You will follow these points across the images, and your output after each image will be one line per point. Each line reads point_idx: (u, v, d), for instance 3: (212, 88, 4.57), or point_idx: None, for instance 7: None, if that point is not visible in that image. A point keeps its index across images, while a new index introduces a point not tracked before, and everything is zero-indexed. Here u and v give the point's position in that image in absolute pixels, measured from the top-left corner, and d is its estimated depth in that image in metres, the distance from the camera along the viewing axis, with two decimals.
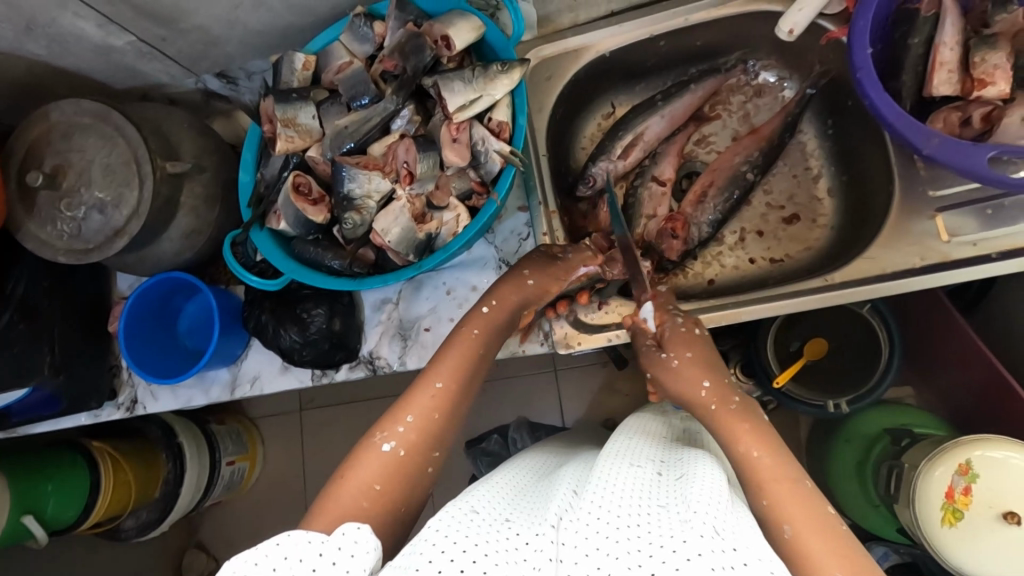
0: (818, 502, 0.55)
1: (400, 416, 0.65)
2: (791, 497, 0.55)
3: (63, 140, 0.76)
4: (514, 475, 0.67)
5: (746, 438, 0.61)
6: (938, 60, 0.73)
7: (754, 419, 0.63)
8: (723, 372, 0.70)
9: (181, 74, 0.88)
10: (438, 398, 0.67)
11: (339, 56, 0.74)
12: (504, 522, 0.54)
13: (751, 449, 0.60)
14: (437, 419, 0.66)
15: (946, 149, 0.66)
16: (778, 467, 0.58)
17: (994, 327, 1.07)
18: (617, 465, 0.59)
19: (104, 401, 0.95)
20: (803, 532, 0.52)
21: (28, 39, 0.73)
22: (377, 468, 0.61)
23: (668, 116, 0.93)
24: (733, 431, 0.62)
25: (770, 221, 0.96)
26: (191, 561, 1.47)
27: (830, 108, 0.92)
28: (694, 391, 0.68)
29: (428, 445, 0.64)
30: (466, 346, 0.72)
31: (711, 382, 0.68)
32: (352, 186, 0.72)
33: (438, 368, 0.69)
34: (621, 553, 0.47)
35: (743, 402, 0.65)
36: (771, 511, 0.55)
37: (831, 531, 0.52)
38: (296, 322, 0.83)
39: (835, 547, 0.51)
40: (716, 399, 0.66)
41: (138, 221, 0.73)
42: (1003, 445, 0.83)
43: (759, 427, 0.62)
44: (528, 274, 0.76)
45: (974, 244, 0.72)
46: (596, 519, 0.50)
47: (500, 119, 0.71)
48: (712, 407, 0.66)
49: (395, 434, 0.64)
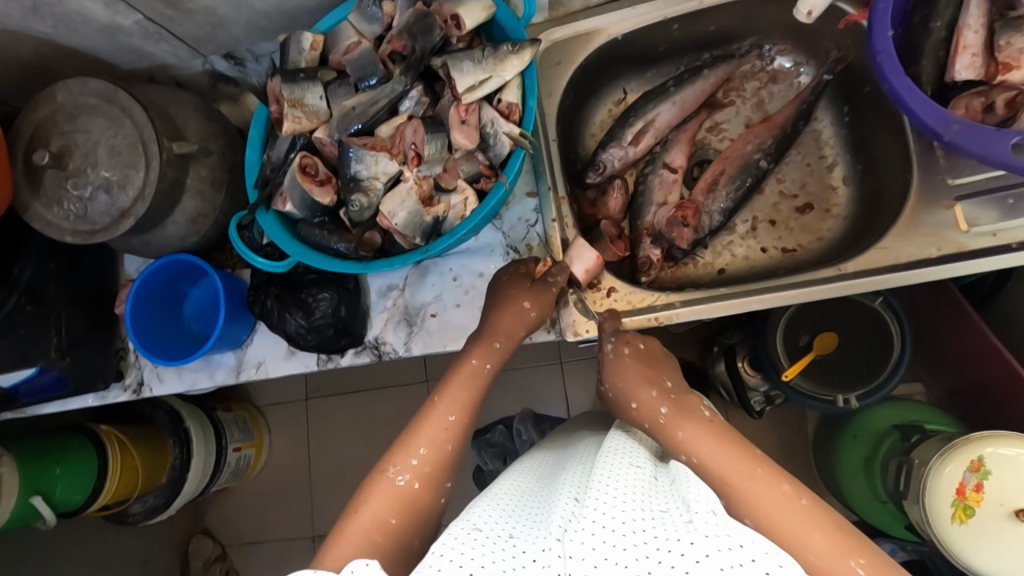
0: (775, 483, 0.56)
1: (412, 449, 0.64)
2: (750, 488, 0.56)
3: (69, 121, 0.76)
4: (514, 485, 0.66)
5: (686, 446, 0.62)
6: (961, 44, 0.71)
7: (690, 420, 0.64)
8: (649, 389, 0.69)
9: (189, 56, 0.87)
10: (450, 430, 0.66)
11: (348, 36, 0.72)
12: (509, 539, 0.53)
13: (694, 455, 0.61)
14: (450, 450, 0.65)
15: (967, 135, 0.64)
16: (728, 462, 0.59)
17: (1009, 321, 1.05)
18: (616, 469, 0.58)
19: (110, 384, 0.94)
20: (766, 525, 0.54)
21: (35, 18, 0.73)
22: (391, 500, 0.60)
23: (680, 102, 0.92)
24: (674, 440, 0.63)
25: (782, 211, 0.94)
26: (198, 546, 1.47)
27: (846, 95, 0.90)
28: (629, 413, 0.70)
29: (441, 478, 0.64)
30: (475, 380, 0.71)
31: (640, 400, 0.69)
32: (359, 168, 0.71)
33: (452, 399, 0.69)
34: (629, 561, 0.46)
35: (674, 408, 0.66)
36: (734, 511, 0.56)
37: (790, 514, 0.53)
38: (302, 307, 0.82)
39: (802, 521, 0.53)
40: (647, 416, 0.67)
41: (145, 202, 0.73)
42: (1015, 442, 0.82)
43: (696, 429, 0.63)
44: (527, 303, 0.74)
45: (994, 235, 0.71)
46: (601, 528, 0.49)
47: (509, 101, 0.71)
48: (646, 426, 0.67)
49: (408, 466, 0.63)
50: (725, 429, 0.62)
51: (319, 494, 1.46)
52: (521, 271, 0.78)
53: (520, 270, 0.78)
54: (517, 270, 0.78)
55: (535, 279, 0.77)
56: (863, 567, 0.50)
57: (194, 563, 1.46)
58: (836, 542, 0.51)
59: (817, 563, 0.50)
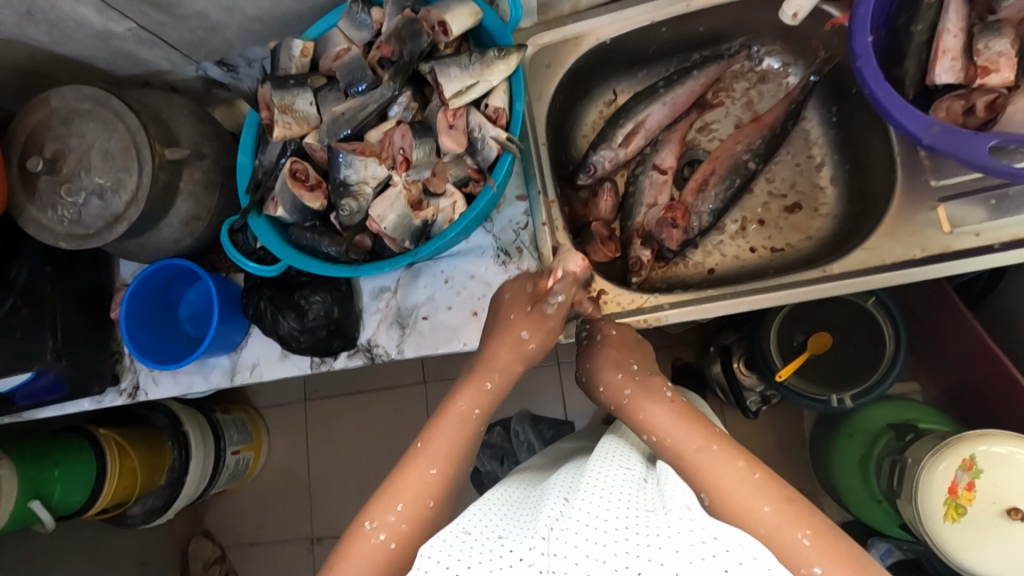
0: (730, 458, 0.57)
1: (391, 503, 0.62)
2: (704, 463, 0.58)
3: (63, 126, 0.77)
4: (508, 490, 0.67)
5: (645, 423, 0.64)
6: (940, 48, 0.70)
7: (655, 399, 0.65)
8: (614, 371, 0.70)
9: (182, 61, 0.88)
10: (432, 484, 0.64)
11: (337, 42, 0.73)
12: (497, 539, 0.54)
13: (654, 435, 0.62)
14: (432, 506, 0.63)
15: (947, 137, 0.64)
16: (683, 441, 0.60)
17: (1001, 319, 1.06)
18: (605, 469, 0.59)
19: (107, 386, 0.95)
20: (719, 499, 0.55)
21: (29, 25, 0.74)
22: (368, 562, 0.59)
23: (670, 104, 0.92)
24: (637, 420, 0.65)
25: (772, 211, 0.95)
26: (198, 548, 1.48)
27: (834, 95, 0.91)
28: (598, 395, 0.72)
29: (422, 534, 0.62)
30: (464, 426, 0.68)
31: (607, 383, 0.71)
32: (349, 172, 0.72)
33: (436, 451, 0.66)
34: (608, 556, 0.47)
35: (638, 388, 0.67)
36: (692, 484, 0.58)
37: (741, 488, 0.54)
38: (294, 309, 0.83)
39: (752, 493, 0.54)
40: (613, 398, 0.69)
41: (138, 207, 0.73)
42: (1009, 441, 0.82)
43: (657, 408, 0.64)
44: (525, 333, 0.73)
45: (978, 234, 0.71)
46: (584, 526, 0.50)
47: (496, 106, 0.71)
48: (612, 407, 0.69)
49: (387, 523, 0.61)
50: (683, 405, 0.64)
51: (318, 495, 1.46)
52: (526, 291, 0.75)
53: (524, 290, 0.76)
54: (522, 288, 0.75)
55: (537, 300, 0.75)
56: (810, 538, 0.50)
57: (194, 565, 1.47)
58: (786, 515, 0.52)
59: (765, 537, 0.52)
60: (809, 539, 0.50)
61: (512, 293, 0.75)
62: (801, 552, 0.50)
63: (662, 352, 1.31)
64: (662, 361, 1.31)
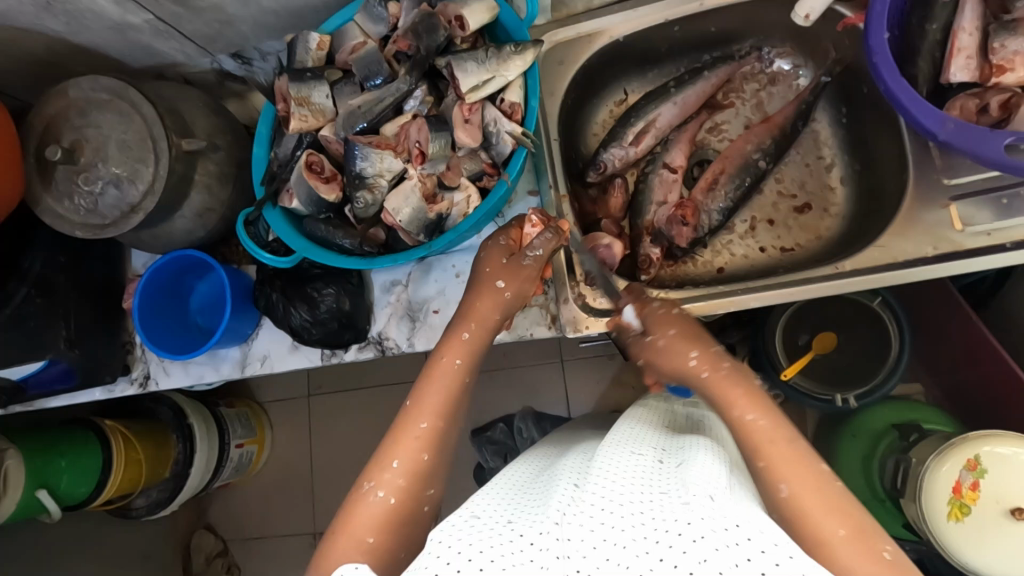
0: (812, 460, 0.55)
1: (386, 462, 0.62)
2: (786, 455, 0.55)
3: (81, 116, 0.77)
4: (514, 475, 0.67)
5: (741, 403, 0.60)
6: (956, 46, 0.71)
7: (747, 382, 0.62)
8: (688, 352, 0.67)
9: (197, 54, 0.89)
10: (424, 438, 0.63)
11: (354, 36, 0.74)
12: (506, 523, 0.53)
13: (746, 413, 0.59)
14: (427, 459, 0.62)
15: (962, 135, 0.64)
16: (774, 428, 0.57)
17: (1007, 323, 1.06)
18: (617, 455, 0.59)
19: (117, 376, 0.96)
20: (801, 491, 0.52)
21: (48, 16, 0.74)
22: (369, 520, 0.58)
23: (681, 103, 0.93)
24: (728, 395, 0.61)
25: (781, 210, 0.95)
26: (200, 541, 1.48)
27: (844, 97, 0.91)
28: (680, 364, 0.66)
29: (421, 487, 0.61)
30: (449, 378, 0.67)
31: (698, 353, 0.66)
32: (364, 165, 0.72)
33: (424, 404, 0.65)
34: (628, 541, 0.47)
35: (736, 367, 0.64)
36: (767, 473, 0.55)
37: (827, 491, 0.52)
38: (307, 301, 0.84)
39: (836, 499, 0.52)
40: (705, 368, 0.64)
41: (155, 197, 0.74)
42: (1013, 441, 0.82)
43: (755, 389, 0.61)
44: (500, 282, 0.73)
45: (989, 234, 0.72)
46: (600, 512, 0.50)
47: (512, 100, 0.72)
48: (702, 376, 0.64)
49: (382, 481, 0.60)
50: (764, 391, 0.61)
51: (320, 490, 1.47)
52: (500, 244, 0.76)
53: (499, 243, 0.76)
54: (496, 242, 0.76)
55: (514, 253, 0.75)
56: (891, 553, 0.48)
57: (196, 558, 1.47)
58: (866, 527, 0.50)
59: (844, 541, 0.49)
60: (891, 555, 0.48)
61: (488, 251, 0.76)
62: (886, 563, 0.47)
63: None
64: None
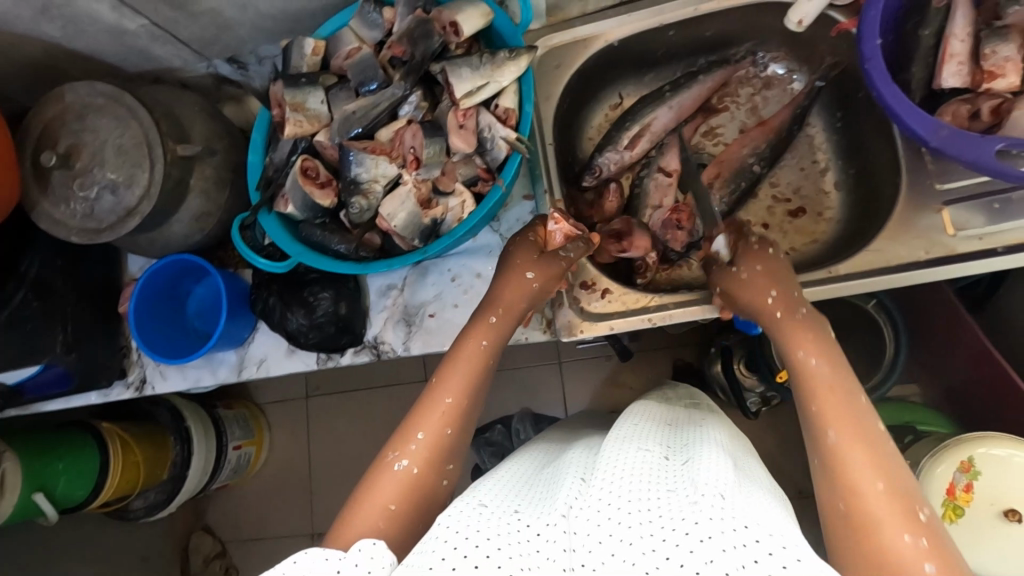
0: (867, 413, 0.55)
1: (411, 434, 0.63)
2: (837, 403, 0.56)
3: (77, 121, 0.77)
4: (519, 466, 0.68)
5: (807, 344, 0.62)
6: (947, 53, 0.71)
7: (819, 328, 0.64)
8: (768, 290, 0.70)
9: (193, 59, 0.89)
10: (448, 413, 0.65)
11: (348, 41, 0.73)
12: (514, 513, 0.55)
13: (810, 356, 0.61)
14: (449, 434, 0.64)
15: (954, 140, 0.64)
16: (832, 374, 0.59)
17: (1004, 325, 1.06)
18: (626, 448, 0.60)
19: (114, 380, 0.96)
20: (845, 441, 0.53)
21: (44, 21, 0.74)
22: (392, 488, 0.60)
23: (676, 107, 0.93)
24: (796, 336, 0.64)
25: (776, 215, 0.95)
26: (198, 543, 1.48)
27: (839, 101, 0.91)
28: (758, 301, 0.70)
29: (443, 460, 0.63)
30: (475, 358, 0.69)
31: (777, 294, 0.69)
32: (359, 171, 0.72)
33: (450, 382, 0.67)
34: (634, 538, 0.48)
35: (812, 313, 0.66)
36: (818, 418, 0.56)
37: (872, 445, 0.53)
38: (303, 305, 0.84)
39: (882, 454, 0.52)
40: (780, 307, 0.67)
41: (150, 201, 0.74)
42: (1009, 444, 0.83)
43: (823, 335, 0.63)
44: (530, 273, 0.74)
45: (981, 238, 0.72)
46: (607, 506, 0.51)
47: (506, 106, 0.72)
48: (776, 315, 0.67)
49: (407, 452, 0.62)
50: (838, 346, 0.62)
51: (318, 491, 1.47)
52: (530, 240, 0.77)
53: (528, 239, 0.77)
54: (525, 238, 0.78)
55: (543, 250, 0.77)
56: (926, 514, 0.49)
57: (194, 559, 1.48)
58: (905, 487, 0.50)
59: (880, 493, 0.49)
60: (925, 515, 0.48)
61: (516, 246, 0.77)
62: (917, 520, 0.48)
63: (664, 352, 1.33)
64: (664, 360, 1.33)
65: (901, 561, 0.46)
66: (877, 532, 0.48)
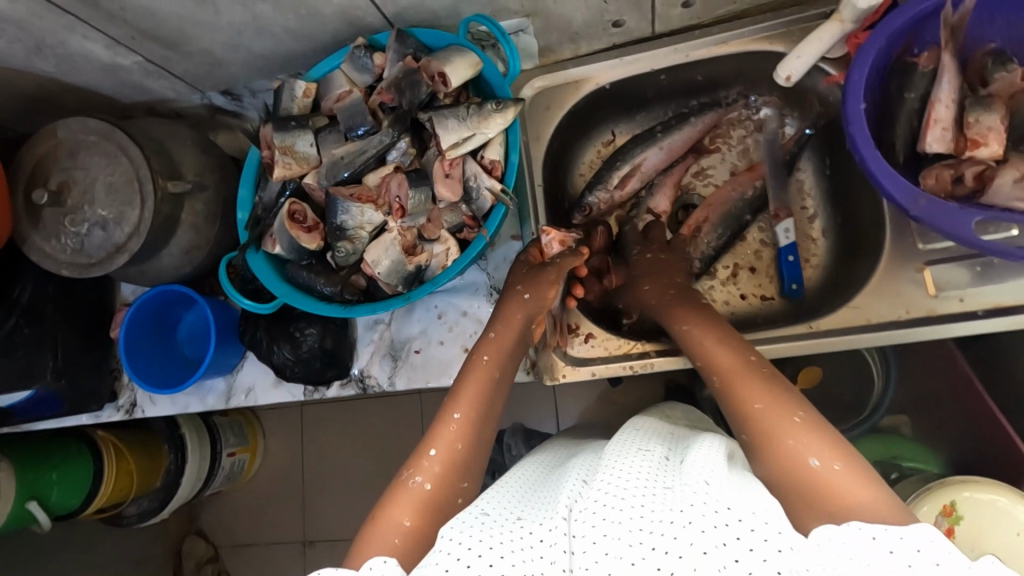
0: (742, 354, 0.65)
1: (425, 450, 0.65)
2: (721, 352, 0.66)
3: (69, 157, 0.78)
4: (525, 474, 0.69)
5: (680, 317, 0.74)
6: (932, 117, 0.71)
7: (688, 301, 0.76)
8: (642, 283, 0.84)
9: (188, 91, 0.89)
10: (458, 428, 0.66)
11: (339, 85, 0.75)
12: (516, 520, 0.56)
13: (684, 325, 0.72)
14: (460, 449, 0.65)
15: (933, 210, 0.65)
16: (704, 329, 0.70)
17: (994, 369, 1.06)
18: (623, 449, 0.60)
19: (104, 403, 0.97)
20: (728, 379, 0.62)
21: (38, 59, 0.75)
22: (409, 505, 0.59)
23: (666, 148, 0.93)
24: (672, 310, 0.76)
25: (764, 258, 0.96)
26: (191, 547, 1.51)
27: (828, 149, 0.92)
28: (640, 292, 0.84)
29: (455, 477, 0.63)
30: (485, 371, 0.71)
31: (651, 283, 0.83)
32: (345, 218, 0.74)
33: (459, 398, 0.69)
34: (623, 533, 0.48)
35: (677, 291, 0.79)
36: (707, 365, 0.66)
37: (751, 377, 0.61)
38: (289, 340, 0.84)
39: (764, 383, 0.60)
40: (653, 295, 0.81)
41: (138, 238, 0.75)
42: (989, 487, 0.83)
43: (683, 309, 0.75)
44: (524, 291, 0.78)
45: (962, 300, 0.72)
46: (602, 506, 0.51)
47: (492, 157, 0.72)
48: (652, 302, 0.81)
49: (421, 469, 0.63)
50: (722, 317, 0.72)
51: (309, 499, 1.48)
52: (525, 257, 0.82)
53: (523, 257, 0.82)
54: (520, 257, 0.82)
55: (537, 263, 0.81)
56: (801, 417, 0.56)
57: (188, 563, 1.50)
58: (779, 402, 0.58)
59: (759, 411, 0.58)
60: (799, 417, 0.56)
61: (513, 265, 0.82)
62: (791, 425, 0.55)
63: (657, 375, 1.33)
64: (657, 382, 1.33)
65: (790, 461, 0.53)
66: (771, 438, 0.56)
